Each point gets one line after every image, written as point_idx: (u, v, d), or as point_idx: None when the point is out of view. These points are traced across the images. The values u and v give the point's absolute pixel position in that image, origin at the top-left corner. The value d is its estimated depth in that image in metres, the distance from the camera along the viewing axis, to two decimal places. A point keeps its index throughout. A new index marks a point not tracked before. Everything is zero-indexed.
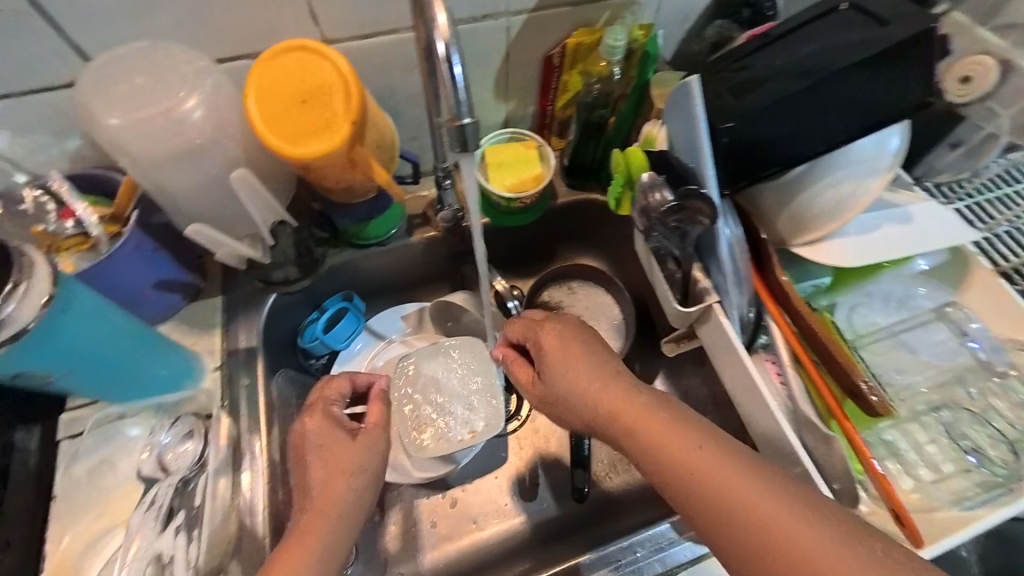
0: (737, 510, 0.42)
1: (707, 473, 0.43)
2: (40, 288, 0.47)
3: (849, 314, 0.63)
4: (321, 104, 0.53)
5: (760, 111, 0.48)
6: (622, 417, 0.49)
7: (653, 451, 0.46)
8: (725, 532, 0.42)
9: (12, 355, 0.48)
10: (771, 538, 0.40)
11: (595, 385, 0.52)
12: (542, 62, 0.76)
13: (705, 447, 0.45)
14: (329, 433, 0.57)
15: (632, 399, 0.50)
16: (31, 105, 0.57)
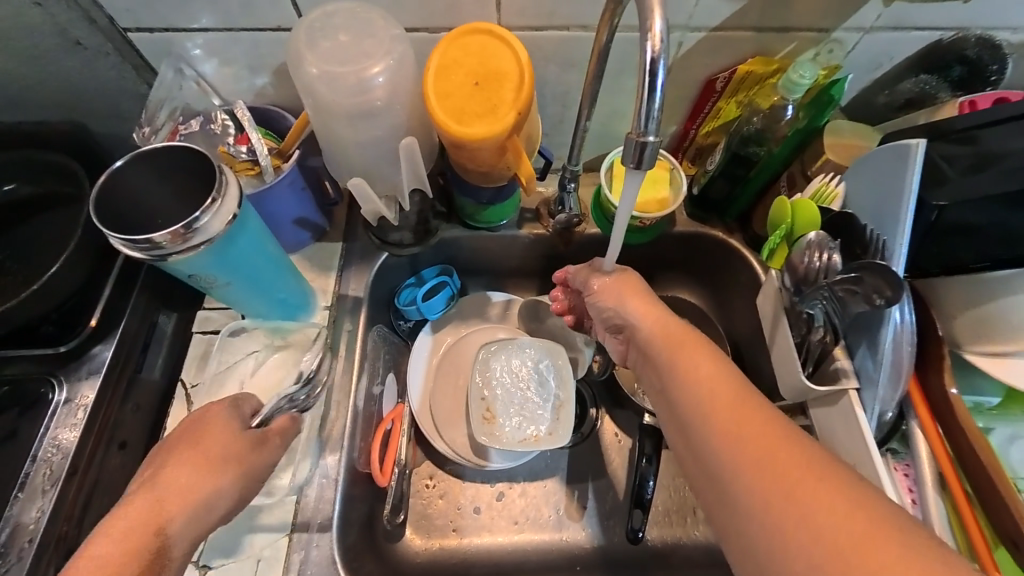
0: (751, 450, 0.41)
1: (734, 412, 0.43)
2: (230, 204, 0.51)
3: (1010, 446, 0.54)
4: (492, 90, 0.54)
5: (990, 194, 0.43)
6: (671, 340, 0.52)
7: (687, 378, 0.48)
8: (730, 468, 0.41)
9: (205, 254, 0.55)
10: (780, 486, 0.38)
11: (655, 314, 0.56)
12: (701, 86, 0.72)
13: (743, 391, 0.45)
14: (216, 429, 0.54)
15: (687, 332, 0.53)
16: (241, 40, 0.64)
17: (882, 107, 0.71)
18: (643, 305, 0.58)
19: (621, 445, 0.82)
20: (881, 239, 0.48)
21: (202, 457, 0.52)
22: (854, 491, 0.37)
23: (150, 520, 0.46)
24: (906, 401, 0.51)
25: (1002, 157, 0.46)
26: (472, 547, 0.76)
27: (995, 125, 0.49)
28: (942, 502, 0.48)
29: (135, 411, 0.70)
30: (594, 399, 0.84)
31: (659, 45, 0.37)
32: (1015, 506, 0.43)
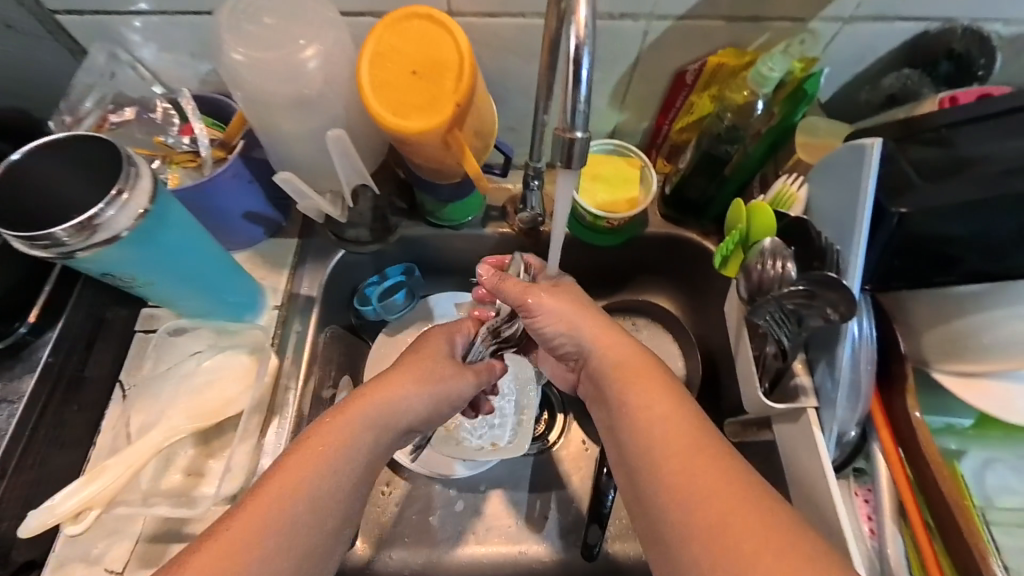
0: (698, 501, 0.41)
1: (684, 459, 0.43)
2: (140, 200, 0.49)
3: (985, 472, 0.50)
4: (433, 79, 0.50)
5: (951, 203, 0.41)
6: (625, 373, 0.50)
7: (640, 419, 0.46)
8: (677, 518, 0.41)
9: (122, 253, 0.51)
10: (723, 541, 0.38)
11: (609, 338, 0.53)
12: (672, 78, 0.67)
13: (695, 435, 0.44)
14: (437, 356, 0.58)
15: (641, 362, 0.51)
16: (179, 24, 0.61)
17: (864, 105, 0.67)
18: (598, 327, 0.54)
19: (588, 454, 0.78)
20: (835, 249, 0.45)
21: (363, 401, 0.51)
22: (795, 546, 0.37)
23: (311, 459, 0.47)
24: (868, 421, 0.48)
25: (977, 162, 0.43)
26: (427, 558, 0.73)
27: (978, 122, 0.46)
28: (901, 531, 0.45)
29: (78, 411, 0.65)
30: (561, 406, 0.80)
31: (583, 31, 0.35)
32: (975, 541, 0.40)
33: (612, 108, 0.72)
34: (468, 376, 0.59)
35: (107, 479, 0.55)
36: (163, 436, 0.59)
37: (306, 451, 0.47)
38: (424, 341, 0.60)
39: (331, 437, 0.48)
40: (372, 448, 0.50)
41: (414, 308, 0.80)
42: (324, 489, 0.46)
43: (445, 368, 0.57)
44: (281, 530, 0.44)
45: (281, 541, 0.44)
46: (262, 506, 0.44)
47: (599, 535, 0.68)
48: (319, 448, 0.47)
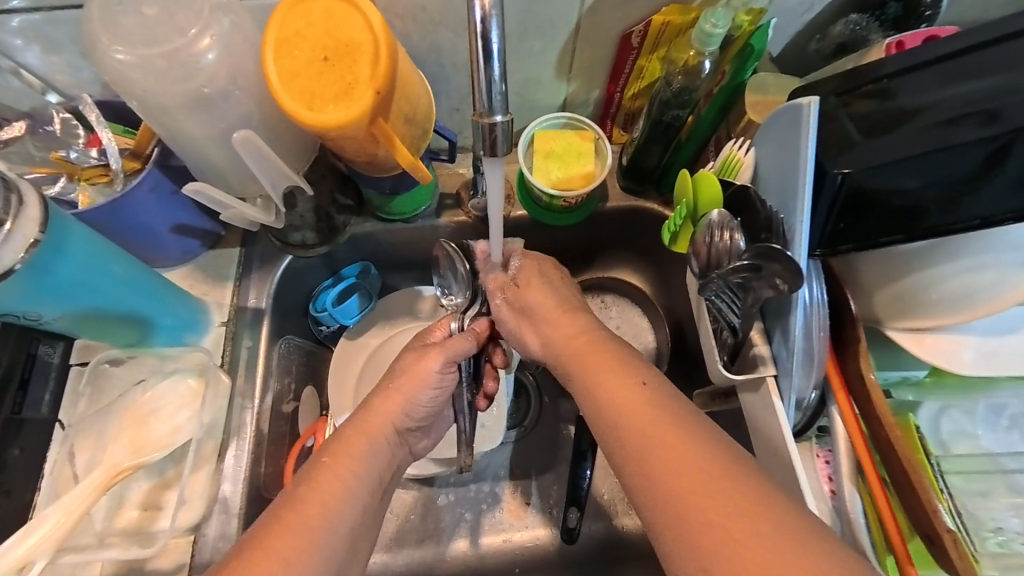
0: (675, 487, 0.38)
1: (656, 444, 0.40)
2: (29, 229, 0.48)
3: (940, 419, 0.52)
4: (345, 66, 0.47)
5: (891, 160, 0.39)
6: (589, 363, 0.49)
7: (609, 406, 0.45)
8: (654, 508, 0.39)
9: (11, 289, 0.49)
10: (701, 526, 0.36)
11: (574, 333, 0.53)
12: (618, 41, 0.62)
13: (675, 420, 0.42)
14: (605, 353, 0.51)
15: (609, 350, 0.49)
16: (59, 21, 0.54)
17: (814, 56, 0.64)
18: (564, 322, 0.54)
19: (567, 434, 0.75)
20: (781, 217, 0.44)
21: (364, 427, 0.51)
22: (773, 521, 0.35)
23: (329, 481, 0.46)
24: (825, 383, 0.48)
25: (919, 113, 0.41)
26: (413, 560, 0.69)
27: (919, 69, 0.44)
28: (859, 490, 0.46)
29: (20, 455, 0.58)
30: (537, 391, 0.77)
31: (486, 2, 0.34)
32: (927, 496, 0.41)
33: (559, 79, 0.67)
34: (436, 355, 0.55)
35: (48, 529, 0.50)
36: (106, 475, 0.54)
37: (325, 477, 0.46)
38: (404, 351, 0.57)
39: (354, 446, 0.49)
40: (378, 462, 0.49)
41: (372, 309, 0.76)
42: (343, 514, 0.44)
43: (411, 359, 0.55)
44: (311, 561, 0.41)
45: (312, 565, 0.41)
46: (294, 529, 0.42)
47: (578, 517, 0.68)
48: (336, 473, 0.46)
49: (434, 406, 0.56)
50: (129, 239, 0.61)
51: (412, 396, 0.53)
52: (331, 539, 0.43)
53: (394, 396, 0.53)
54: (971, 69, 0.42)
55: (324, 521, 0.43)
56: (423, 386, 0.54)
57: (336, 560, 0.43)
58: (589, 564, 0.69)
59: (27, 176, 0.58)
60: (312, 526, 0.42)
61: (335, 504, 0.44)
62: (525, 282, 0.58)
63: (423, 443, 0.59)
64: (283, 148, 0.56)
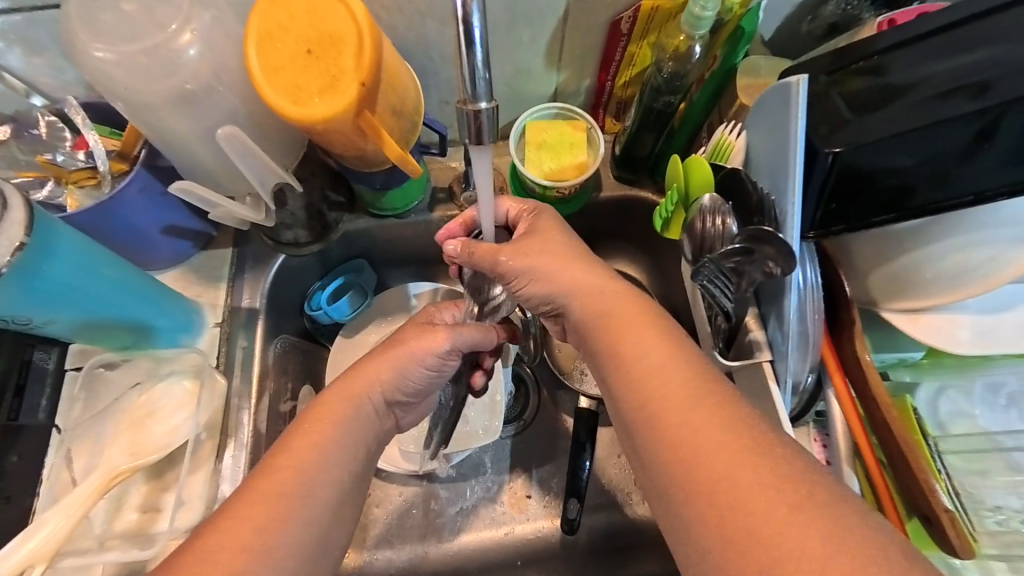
0: (704, 463, 0.35)
1: (691, 413, 0.37)
2: (14, 232, 0.47)
3: (939, 400, 0.51)
4: (330, 57, 0.46)
5: (884, 136, 0.39)
6: (607, 327, 0.44)
7: (633, 372, 0.40)
8: (679, 483, 0.35)
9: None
10: (727, 508, 0.33)
11: (590, 290, 0.47)
12: (608, 28, 0.61)
13: (701, 392, 0.38)
14: (630, 307, 0.44)
15: (631, 310, 0.44)
16: (40, 23, 0.53)
17: (806, 38, 0.63)
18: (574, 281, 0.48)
19: (567, 427, 0.75)
20: (772, 200, 0.44)
21: (344, 390, 0.51)
22: (818, 508, 0.32)
23: (308, 445, 0.46)
24: (821, 367, 0.48)
25: (911, 89, 0.41)
26: (417, 555, 0.69)
27: (911, 44, 0.44)
28: (857, 471, 0.46)
29: (19, 461, 0.57)
30: (535, 383, 0.77)
31: None
32: (923, 476, 0.41)
33: (549, 68, 0.66)
34: (432, 334, 0.55)
35: (46, 533, 0.50)
36: (104, 479, 0.54)
37: (300, 444, 0.46)
38: (408, 326, 0.57)
39: (331, 412, 0.49)
40: (360, 435, 0.49)
41: (366, 307, 0.75)
42: (321, 484, 0.44)
43: (409, 334, 0.55)
44: (290, 528, 0.41)
45: (289, 533, 0.41)
46: (263, 501, 0.41)
47: (578, 508, 0.67)
48: (312, 440, 0.46)
49: (424, 383, 0.56)
50: (119, 242, 0.61)
51: (404, 370, 0.53)
52: (309, 509, 0.43)
53: (378, 368, 0.52)
54: (964, 42, 0.42)
55: (302, 490, 0.43)
56: (411, 363, 0.54)
57: (318, 527, 0.43)
58: (591, 555, 0.69)
59: (14, 181, 0.58)
60: (284, 496, 0.42)
61: (311, 471, 0.44)
62: (540, 233, 0.52)
63: (410, 417, 0.59)
64: (271, 145, 0.56)
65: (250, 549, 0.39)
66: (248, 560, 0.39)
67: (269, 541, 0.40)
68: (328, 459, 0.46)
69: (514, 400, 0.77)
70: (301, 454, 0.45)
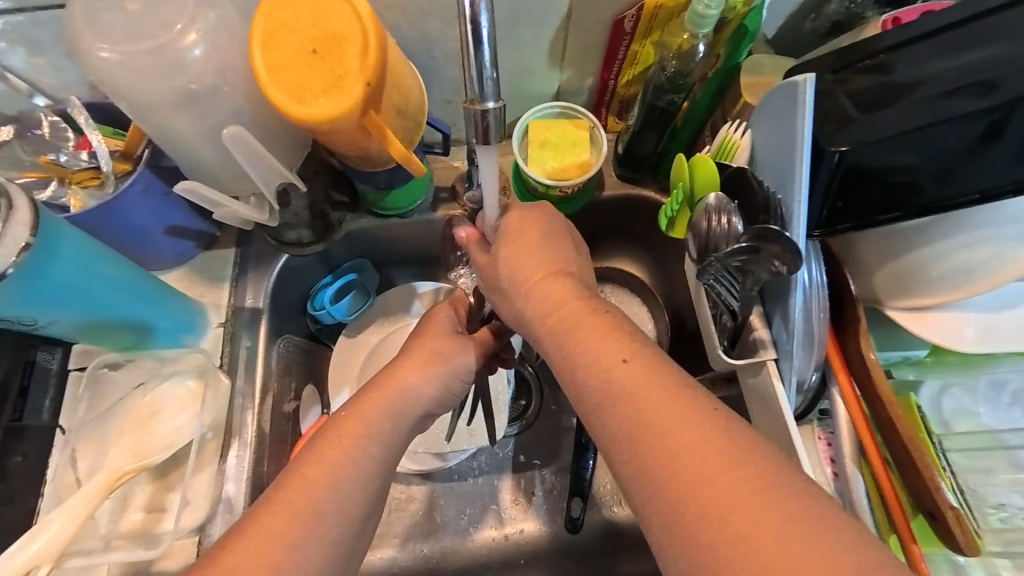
0: (678, 473, 0.35)
1: (660, 417, 0.37)
2: (19, 233, 0.48)
3: (942, 398, 0.51)
4: (334, 57, 0.46)
5: (889, 135, 0.39)
6: (574, 339, 0.44)
7: (602, 381, 0.41)
8: (654, 499, 0.35)
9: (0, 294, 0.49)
10: (705, 519, 0.33)
11: (559, 300, 0.47)
12: (611, 27, 0.61)
13: (667, 396, 0.38)
14: (595, 316, 0.44)
15: (598, 320, 0.44)
16: (43, 22, 0.53)
17: (809, 36, 0.63)
18: (544, 291, 0.48)
19: (569, 425, 0.76)
20: (778, 199, 0.44)
21: (378, 398, 0.49)
22: (794, 508, 0.32)
23: (340, 457, 0.44)
24: (826, 366, 0.48)
25: (916, 87, 0.41)
26: (420, 554, 0.69)
27: (915, 43, 0.44)
28: (862, 470, 0.46)
29: (22, 462, 0.57)
30: (538, 382, 0.78)
31: None
32: (929, 475, 0.41)
33: (552, 67, 0.66)
34: (473, 350, 0.56)
35: (52, 533, 0.50)
36: (109, 479, 0.54)
37: (332, 454, 0.44)
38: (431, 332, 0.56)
39: (362, 424, 0.47)
40: (395, 439, 0.48)
41: (369, 306, 0.75)
42: (354, 499, 0.43)
43: (451, 346, 0.54)
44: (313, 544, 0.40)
45: (311, 552, 0.40)
46: (295, 517, 0.40)
47: (581, 508, 0.68)
48: (349, 454, 0.44)
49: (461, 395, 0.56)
50: (122, 242, 0.61)
51: (450, 381, 0.53)
52: (338, 524, 0.42)
53: (406, 376, 0.51)
54: (969, 41, 0.42)
55: (330, 505, 0.42)
56: (454, 375, 0.54)
57: (343, 542, 0.42)
58: (594, 554, 0.69)
59: (17, 181, 0.58)
60: (317, 512, 0.41)
61: (341, 484, 0.43)
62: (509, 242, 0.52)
63: None
64: (275, 145, 0.56)
65: (265, 563, 0.38)
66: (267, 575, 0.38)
67: (294, 559, 0.39)
68: (362, 470, 0.44)
69: (516, 399, 0.77)
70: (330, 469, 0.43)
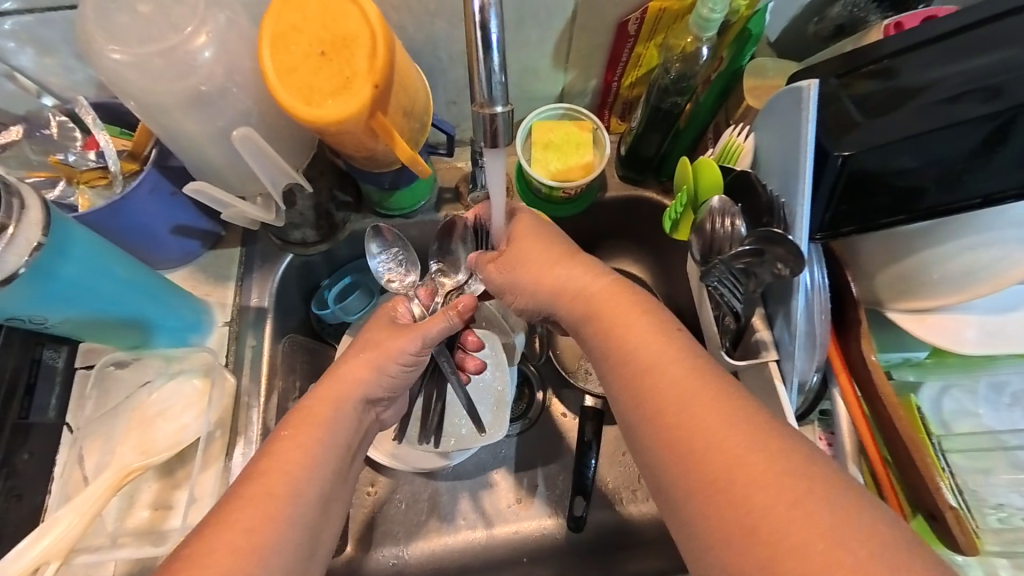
0: (707, 438, 0.36)
1: (689, 404, 0.38)
2: (32, 233, 0.48)
3: (943, 399, 0.52)
4: (343, 59, 0.47)
5: (892, 140, 0.39)
6: (605, 317, 0.45)
7: (634, 365, 0.42)
8: (678, 465, 0.37)
9: (13, 294, 0.49)
10: (723, 485, 0.34)
11: (588, 286, 0.48)
12: (615, 29, 0.62)
13: (697, 382, 0.39)
14: (628, 302, 0.45)
15: (625, 299, 0.46)
16: (52, 23, 0.53)
17: (812, 39, 0.63)
18: (574, 276, 0.49)
19: (571, 424, 0.76)
20: (781, 202, 0.44)
21: (324, 393, 0.51)
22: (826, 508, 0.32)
23: (292, 447, 0.46)
24: (827, 366, 0.48)
25: (920, 92, 0.41)
26: (423, 553, 0.70)
27: (919, 48, 0.44)
28: (863, 470, 0.47)
29: (29, 460, 0.58)
30: (540, 382, 0.78)
31: None
32: (929, 475, 0.41)
33: (557, 68, 0.67)
34: (412, 335, 0.55)
35: (61, 530, 0.51)
36: (117, 476, 0.55)
37: (285, 447, 0.46)
38: (375, 325, 0.58)
39: (313, 416, 0.49)
40: (343, 430, 0.50)
41: (373, 305, 0.75)
42: (307, 482, 0.45)
43: (386, 334, 0.56)
44: (279, 527, 0.42)
45: (279, 532, 0.42)
46: (258, 502, 0.42)
47: (585, 505, 0.68)
48: (298, 443, 0.47)
49: (403, 378, 0.56)
50: (130, 241, 0.61)
51: (382, 368, 0.54)
52: (296, 507, 0.43)
53: (358, 366, 0.53)
54: (973, 46, 0.42)
55: (285, 488, 0.44)
56: (389, 361, 0.54)
57: (304, 525, 0.44)
58: (596, 552, 0.70)
59: (26, 181, 0.58)
60: (274, 496, 0.43)
61: (296, 472, 0.45)
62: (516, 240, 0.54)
63: (388, 413, 0.60)
64: (282, 146, 0.56)
65: (243, 549, 0.39)
66: (237, 560, 0.39)
67: (257, 539, 0.40)
68: (313, 457, 0.47)
69: (518, 398, 0.77)
70: (286, 457, 0.46)
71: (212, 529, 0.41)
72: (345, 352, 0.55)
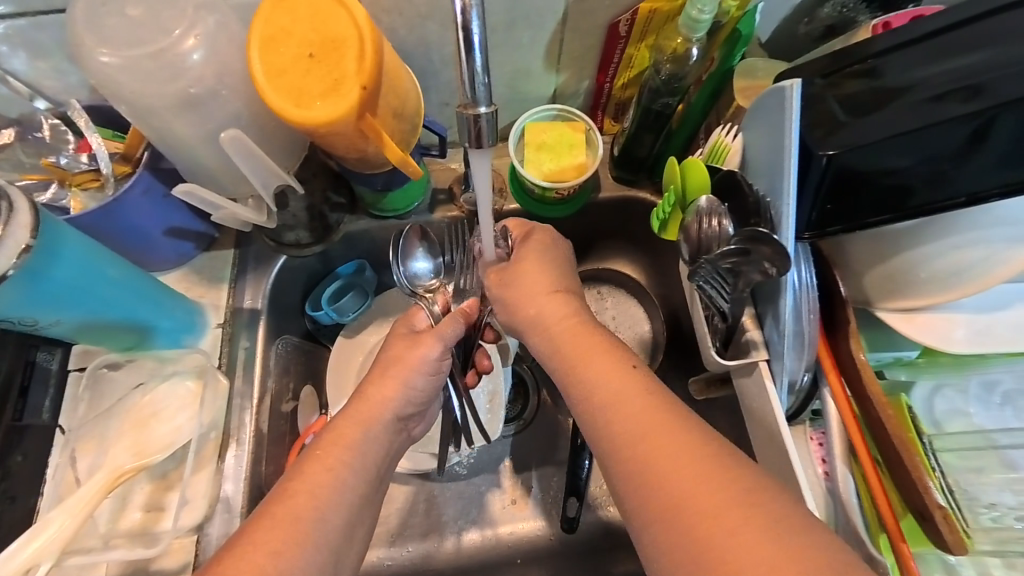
0: (669, 479, 0.37)
1: (659, 432, 0.40)
2: (21, 235, 0.48)
3: (933, 399, 0.52)
4: (332, 61, 0.47)
5: (877, 139, 0.39)
6: (580, 355, 0.47)
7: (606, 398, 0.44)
8: (643, 496, 0.38)
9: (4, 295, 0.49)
10: (685, 524, 0.35)
11: (567, 320, 0.50)
12: (606, 30, 0.62)
13: (666, 409, 0.41)
14: (604, 337, 0.48)
15: (603, 339, 0.48)
16: (44, 26, 0.54)
17: (803, 39, 0.63)
18: (553, 307, 0.52)
19: (565, 424, 0.76)
20: (767, 202, 0.44)
21: (351, 417, 0.51)
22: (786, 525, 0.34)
23: (321, 469, 0.46)
24: (817, 366, 0.48)
25: (905, 91, 0.41)
26: (416, 554, 0.70)
27: (905, 48, 0.44)
28: (852, 471, 0.47)
29: (23, 461, 0.58)
30: (534, 383, 0.78)
31: None
32: (918, 474, 0.41)
33: (549, 70, 0.67)
34: (430, 341, 0.55)
35: (53, 531, 0.51)
36: (109, 478, 0.55)
37: (315, 468, 0.46)
38: (392, 339, 0.58)
39: (338, 442, 0.49)
40: (371, 450, 0.50)
41: (367, 306, 0.75)
42: (335, 507, 0.45)
43: (403, 345, 0.56)
44: (304, 553, 0.42)
45: (305, 558, 0.41)
46: (280, 525, 0.42)
47: (578, 506, 0.69)
48: (328, 465, 0.47)
49: (429, 389, 0.56)
50: (123, 244, 0.61)
51: (408, 382, 0.54)
52: (323, 532, 0.43)
53: (387, 383, 0.53)
54: (958, 45, 0.42)
55: (315, 514, 0.44)
56: (413, 372, 0.54)
57: (329, 550, 0.43)
58: (590, 553, 0.70)
59: (18, 183, 0.58)
60: (300, 521, 0.43)
61: (325, 497, 0.45)
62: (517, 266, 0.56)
63: (421, 427, 0.59)
64: (273, 147, 0.56)
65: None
66: None
67: (283, 564, 0.40)
68: (343, 483, 0.46)
69: (513, 399, 0.77)
70: (318, 482, 0.45)
71: (243, 544, 0.41)
72: (372, 368, 0.55)
